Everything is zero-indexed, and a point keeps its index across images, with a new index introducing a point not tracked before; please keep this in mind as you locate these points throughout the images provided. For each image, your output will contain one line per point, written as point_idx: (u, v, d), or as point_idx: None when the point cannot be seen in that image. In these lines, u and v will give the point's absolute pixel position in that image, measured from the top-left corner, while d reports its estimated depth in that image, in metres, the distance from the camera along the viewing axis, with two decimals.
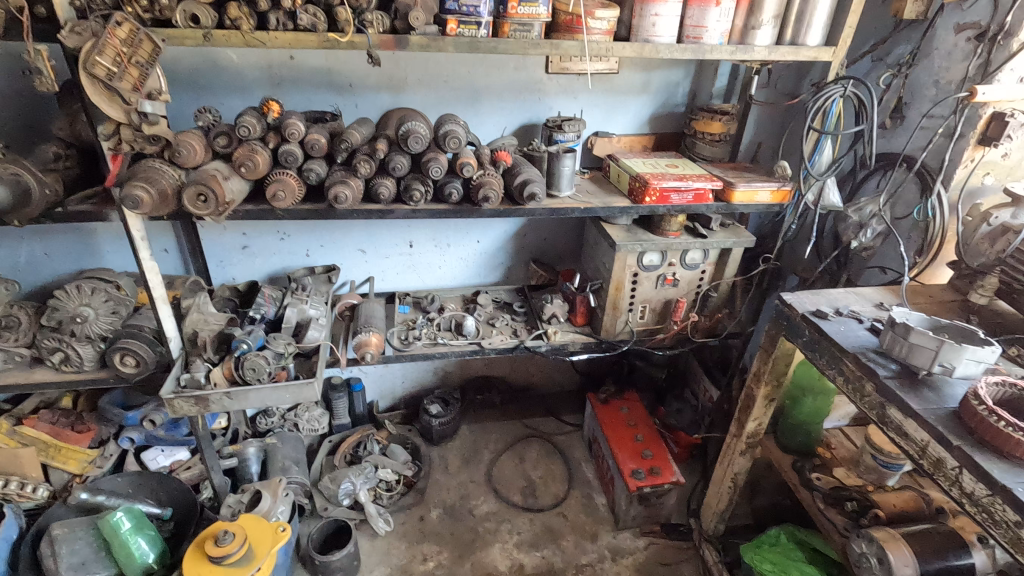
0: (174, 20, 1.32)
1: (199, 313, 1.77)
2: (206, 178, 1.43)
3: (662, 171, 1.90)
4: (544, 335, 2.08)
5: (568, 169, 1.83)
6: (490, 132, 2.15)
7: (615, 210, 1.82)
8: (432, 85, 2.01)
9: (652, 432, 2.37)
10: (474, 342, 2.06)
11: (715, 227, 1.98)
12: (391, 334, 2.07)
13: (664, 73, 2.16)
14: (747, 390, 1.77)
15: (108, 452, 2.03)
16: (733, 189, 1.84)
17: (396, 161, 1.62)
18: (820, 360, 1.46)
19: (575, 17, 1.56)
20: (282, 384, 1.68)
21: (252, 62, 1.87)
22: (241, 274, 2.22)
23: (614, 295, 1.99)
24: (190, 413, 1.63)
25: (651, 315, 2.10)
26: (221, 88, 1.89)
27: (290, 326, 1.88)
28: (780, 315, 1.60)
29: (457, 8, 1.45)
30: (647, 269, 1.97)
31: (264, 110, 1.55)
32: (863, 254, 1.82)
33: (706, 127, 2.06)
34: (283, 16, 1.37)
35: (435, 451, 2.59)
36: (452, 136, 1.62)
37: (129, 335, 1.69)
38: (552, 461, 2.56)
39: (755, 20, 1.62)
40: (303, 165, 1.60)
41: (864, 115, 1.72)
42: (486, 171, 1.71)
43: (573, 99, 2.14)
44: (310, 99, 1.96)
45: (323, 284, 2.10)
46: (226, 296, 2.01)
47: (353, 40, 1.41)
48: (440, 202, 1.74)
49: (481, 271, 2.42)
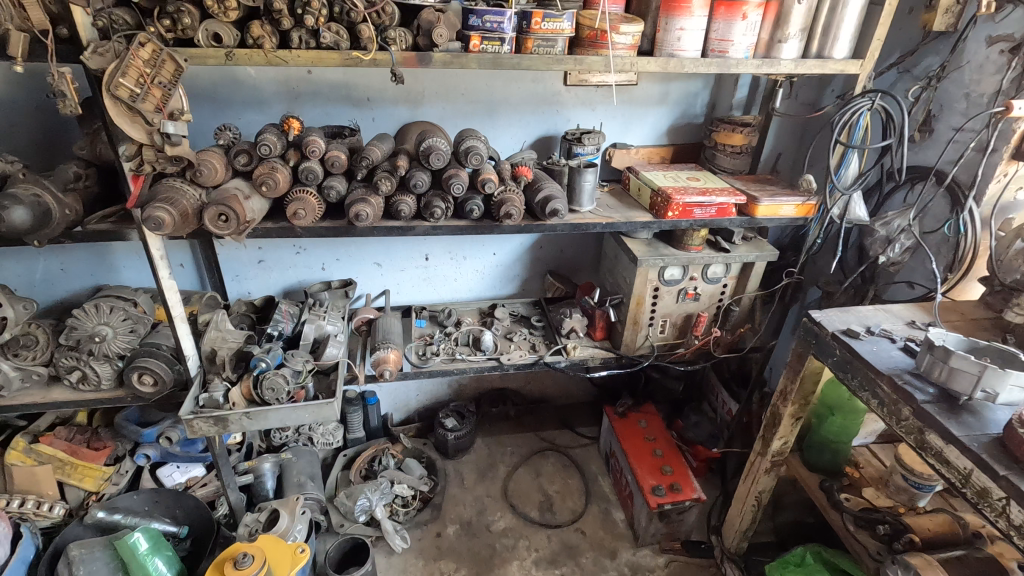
0: (196, 39, 1.31)
1: (217, 331, 1.76)
2: (227, 198, 1.42)
3: (684, 185, 1.88)
4: (563, 350, 2.05)
5: (589, 183, 1.81)
6: (507, 144, 2.13)
7: (637, 225, 1.80)
8: (450, 98, 1.99)
9: (671, 446, 2.34)
10: (492, 357, 2.03)
11: (738, 241, 1.96)
12: (408, 350, 2.04)
13: (683, 83, 2.14)
14: (773, 408, 1.74)
15: (123, 469, 2.01)
16: (757, 203, 1.81)
17: (417, 178, 1.59)
18: (851, 381, 1.43)
19: (599, 32, 1.54)
20: (301, 403, 1.66)
21: (270, 77, 1.86)
22: (257, 288, 2.20)
23: (635, 310, 1.96)
24: (209, 434, 1.60)
25: (672, 330, 2.07)
26: (238, 103, 1.88)
27: (308, 342, 1.86)
28: (808, 333, 1.57)
29: (480, 24, 1.44)
30: (668, 283, 1.94)
31: (284, 127, 1.53)
32: (890, 269, 1.79)
33: (727, 139, 2.03)
34: (305, 34, 1.36)
35: (450, 465, 2.56)
36: (474, 154, 1.60)
37: (148, 354, 1.67)
38: (568, 475, 2.53)
39: (781, 33, 1.60)
40: (323, 182, 1.58)
41: (891, 129, 1.69)
42: (507, 187, 1.68)
43: (591, 111, 2.12)
44: (327, 113, 1.94)
45: (340, 298, 2.08)
46: (243, 311, 2.00)
47: (376, 57, 1.39)
48: (460, 218, 1.72)
49: (498, 283, 2.40)
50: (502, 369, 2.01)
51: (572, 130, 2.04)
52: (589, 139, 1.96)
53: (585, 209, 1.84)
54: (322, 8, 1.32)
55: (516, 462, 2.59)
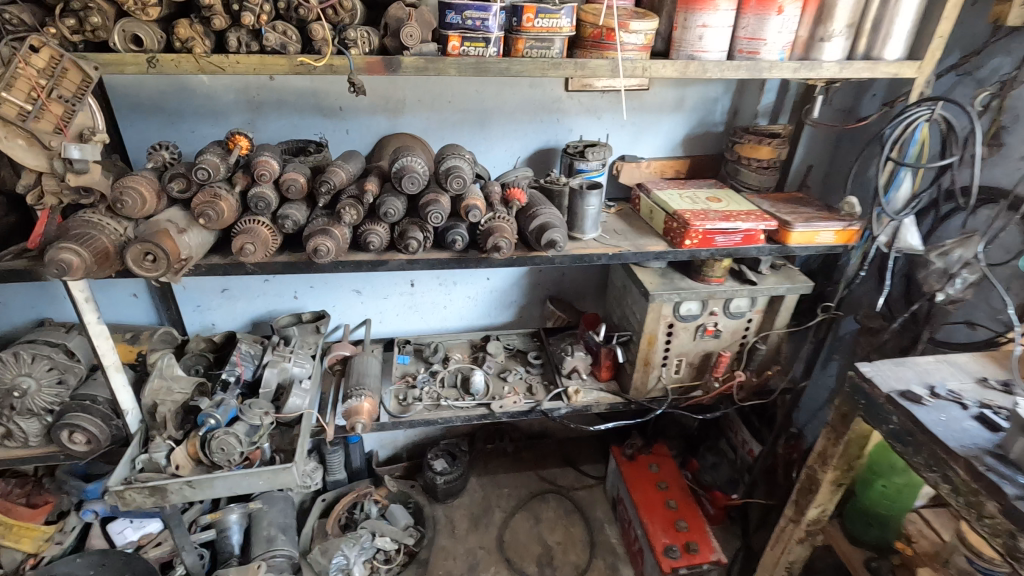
0: (111, 42, 1.07)
1: (162, 379, 1.52)
2: (155, 233, 1.18)
3: (704, 207, 1.61)
4: (563, 394, 1.80)
5: (594, 209, 1.55)
6: (501, 158, 1.88)
7: (649, 256, 1.54)
8: (435, 106, 1.74)
9: (686, 496, 2.08)
10: (483, 402, 1.78)
11: (765, 271, 1.70)
12: (388, 393, 1.80)
13: (701, 88, 1.88)
14: (809, 472, 1.48)
15: (68, 526, 1.79)
16: (790, 230, 1.54)
17: (389, 206, 1.34)
18: (912, 456, 1.17)
19: (605, 30, 1.28)
20: (255, 468, 1.42)
21: (226, 83, 1.61)
22: (221, 319, 1.96)
23: (646, 349, 1.71)
24: (145, 505, 1.37)
25: (688, 370, 1.81)
26: (190, 114, 1.63)
27: (269, 390, 1.62)
28: (855, 391, 1.31)
29: (460, 22, 1.19)
30: (685, 319, 1.69)
31: (229, 145, 1.29)
32: (947, 308, 1.52)
33: (752, 152, 1.77)
34: (245, 34, 1.11)
35: (440, 510, 2.32)
36: (456, 177, 1.34)
37: (80, 409, 1.44)
38: (570, 523, 2.28)
39: (824, 30, 1.34)
40: (278, 210, 1.34)
41: (953, 143, 1.42)
42: (497, 215, 1.43)
43: (596, 120, 1.86)
44: (293, 124, 1.70)
45: (310, 334, 1.83)
46: (200, 349, 1.77)
47: (332, 63, 1.14)
48: (442, 249, 1.47)
49: (492, 310, 2.14)
50: (494, 417, 1.75)
51: (574, 142, 1.79)
52: (594, 153, 1.70)
53: (588, 238, 1.58)
54: (263, 3, 1.08)
55: (513, 507, 2.35)
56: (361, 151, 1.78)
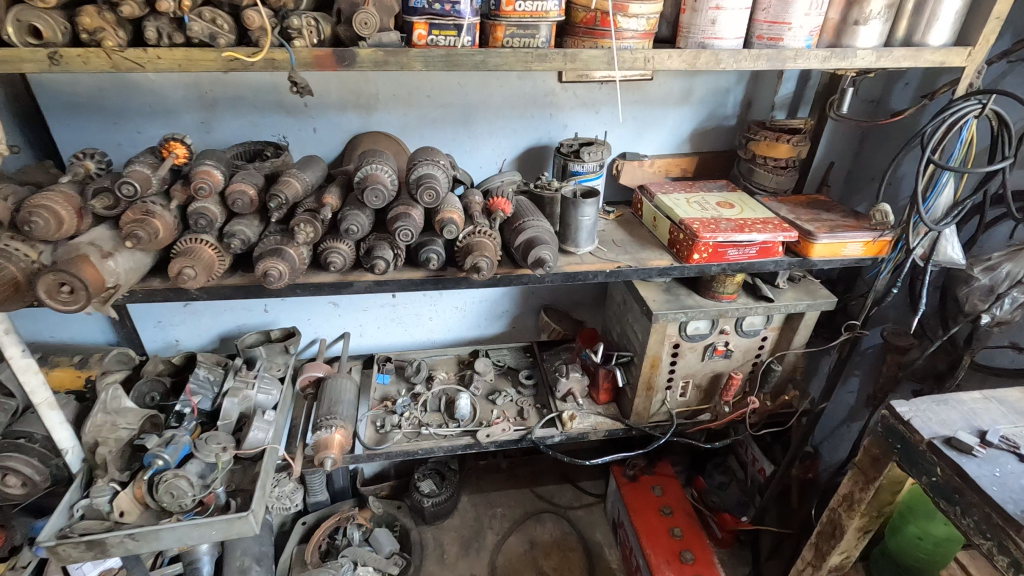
0: (4, 35, 0.90)
1: (107, 413, 1.36)
2: (73, 259, 1.01)
3: (714, 215, 1.43)
4: (557, 420, 1.63)
5: (588, 220, 1.36)
6: (488, 157, 1.69)
7: (652, 272, 1.36)
8: (412, 102, 1.55)
9: (692, 523, 1.92)
10: (469, 429, 1.62)
11: (782, 285, 1.52)
12: (364, 419, 1.65)
13: (710, 77, 1.68)
14: (832, 516, 1.32)
15: (22, 562, 1.60)
16: (813, 242, 1.36)
17: (350, 222, 1.17)
18: (959, 517, 1.00)
19: (599, 14, 1.09)
20: (207, 516, 1.27)
21: (173, 78, 1.43)
22: (186, 335, 1.80)
23: (649, 373, 1.54)
24: (82, 560, 1.21)
25: (694, 393, 1.64)
26: (135, 113, 1.45)
27: (230, 422, 1.46)
28: (889, 433, 1.14)
29: (426, 6, 1.00)
30: (692, 339, 1.51)
31: (164, 152, 1.12)
32: (991, 330, 1.34)
33: (769, 151, 1.57)
34: (167, 24, 0.93)
35: (428, 533, 2.18)
36: (428, 189, 1.16)
37: (12, 449, 1.29)
38: (567, 547, 2.13)
39: (857, 12, 1.14)
40: (224, 227, 1.17)
41: (1005, 142, 1.23)
42: (477, 229, 1.25)
43: (593, 114, 1.67)
44: (253, 123, 1.51)
45: (279, 354, 1.67)
46: (158, 372, 1.60)
47: (272, 57, 0.96)
48: (416, 266, 1.30)
49: (482, 321, 1.94)
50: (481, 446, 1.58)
51: (568, 140, 1.60)
52: (591, 154, 1.51)
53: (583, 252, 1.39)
54: None
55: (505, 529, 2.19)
56: (331, 152, 1.59)
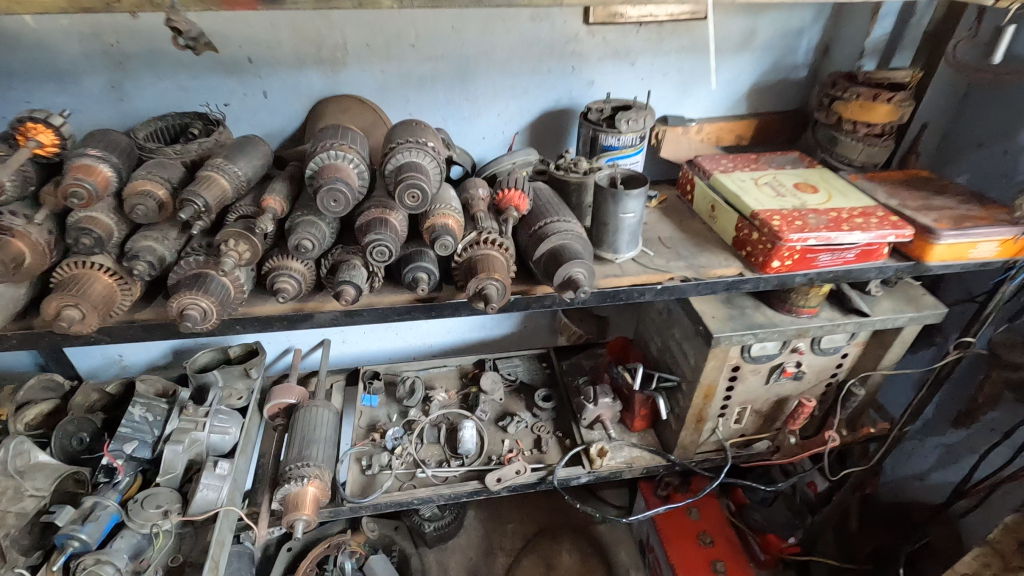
0: None
1: (9, 476, 1.05)
2: None
3: (796, 206, 1.08)
4: (583, 454, 1.33)
5: (632, 219, 0.99)
6: (494, 124, 1.31)
7: (716, 286, 1.03)
8: (391, 54, 1.17)
9: (736, 555, 1.65)
10: (475, 468, 1.32)
11: (876, 292, 1.18)
12: (347, 456, 1.34)
13: (781, 14, 1.28)
14: None
15: None
16: (934, 242, 1.01)
17: (302, 235, 0.82)
18: None
19: None
20: None
21: (62, 25, 1.04)
22: (130, 348, 1.47)
23: (700, 404, 1.22)
24: None
25: (752, 420, 1.34)
26: (18, 75, 1.08)
27: (175, 476, 1.16)
28: None
29: None
30: (756, 361, 1.19)
31: (19, 139, 0.77)
32: None
33: (863, 114, 1.20)
34: None
35: (430, 556, 1.92)
36: (411, 188, 0.81)
37: None
38: (589, 571, 1.88)
39: None
40: (125, 243, 0.82)
41: None
42: (481, 238, 0.91)
43: (628, 67, 1.29)
44: (181, 87, 1.14)
45: (239, 378, 1.36)
46: (88, 406, 1.29)
47: None
48: (398, 286, 0.96)
49: (489, 322, 1.61)
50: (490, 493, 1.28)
51: (597, 103, 1.23)
52: (630, 122, 1.14)
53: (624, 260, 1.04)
54: None
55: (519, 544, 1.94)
56: (289, 123, 1.22)
